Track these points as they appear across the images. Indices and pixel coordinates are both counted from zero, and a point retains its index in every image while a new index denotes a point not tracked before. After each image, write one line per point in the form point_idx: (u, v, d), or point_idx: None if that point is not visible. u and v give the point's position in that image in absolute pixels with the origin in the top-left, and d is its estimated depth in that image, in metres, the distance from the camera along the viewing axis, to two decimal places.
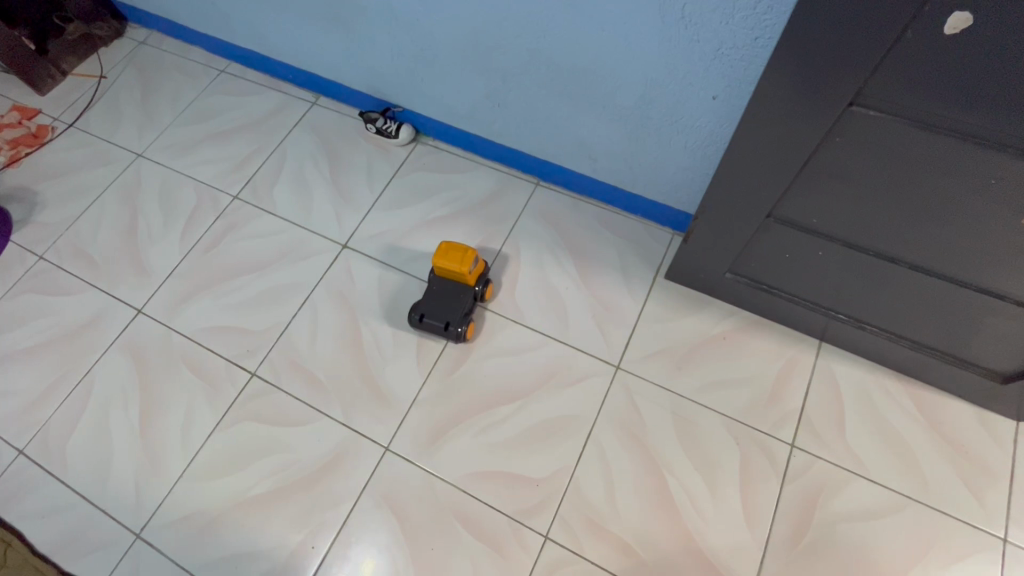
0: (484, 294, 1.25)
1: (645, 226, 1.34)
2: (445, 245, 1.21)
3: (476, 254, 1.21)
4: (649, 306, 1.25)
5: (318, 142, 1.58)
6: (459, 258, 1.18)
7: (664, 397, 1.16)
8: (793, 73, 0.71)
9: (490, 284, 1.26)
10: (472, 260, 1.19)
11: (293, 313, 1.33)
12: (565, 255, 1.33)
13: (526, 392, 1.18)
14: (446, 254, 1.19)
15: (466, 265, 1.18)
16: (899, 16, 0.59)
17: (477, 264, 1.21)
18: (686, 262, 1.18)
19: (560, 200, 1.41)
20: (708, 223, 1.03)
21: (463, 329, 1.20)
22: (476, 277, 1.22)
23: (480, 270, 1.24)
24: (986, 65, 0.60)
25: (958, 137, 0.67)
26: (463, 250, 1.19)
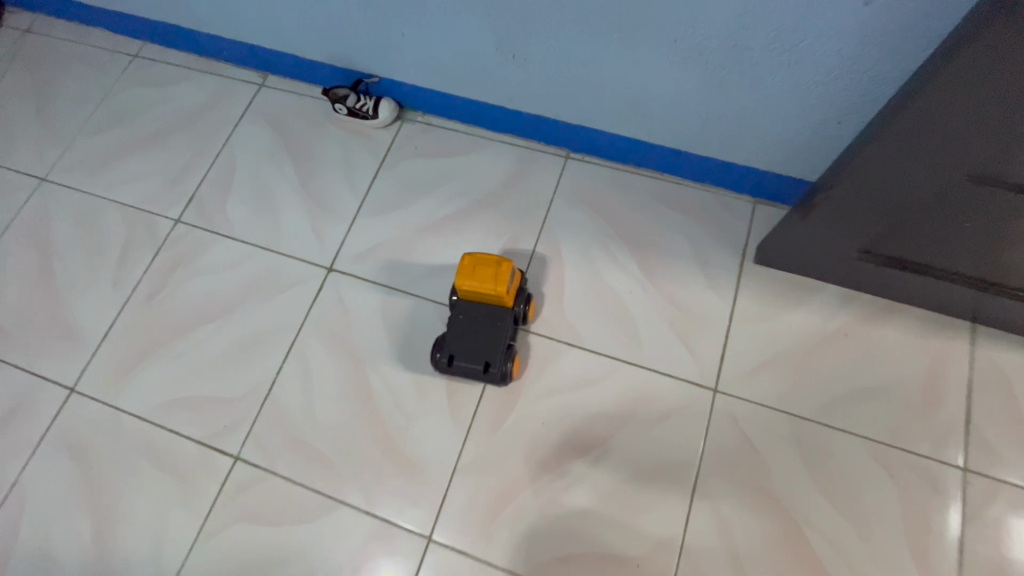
0: (526, 315, 0.95)
1: (717, 196, 1.03)
2: (469, 258, 0.89)
3: (513, 265, 0.90)
4: (741, 304, 0.96)
5: (275, 136, 1.22)
6: (491, 277, 0.87)
7: (783, 424, 0.89)
8: None
9: (532, 301, 0.96)
10: (509, 275, 0.88)
11: (277, 368, 1.01)
12: (620, 248, 1.02)
13: (602, 439, 0.90)
14: (472, 273, 0.88)
15: (503, 284, 0.87)
16: None
17: (513, 280, 0.90)
18: (803, 234, 0.88)
19: (601, 175, 1.08)
20: (853, 188, 0.73)
21: (508, 369, 0.90)
22: (514, 296, 0.92)
23: (518, 285, 0.93)
24: None
25: None
26: (495, 264, 0.88)
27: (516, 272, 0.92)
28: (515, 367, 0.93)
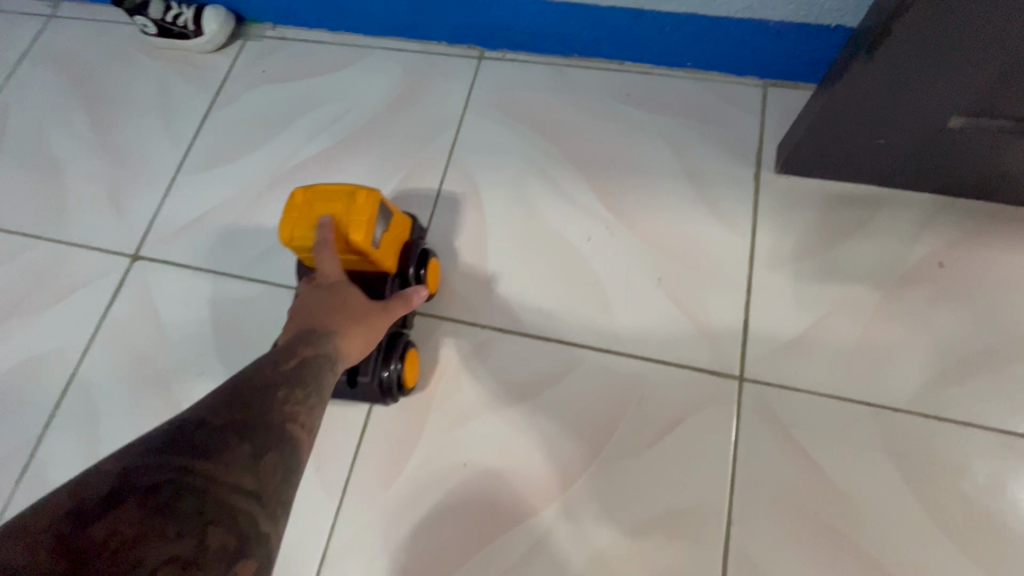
0: (421, 284, 0.58)
1: (706, 83, 0.68)
2: (303, 195, 0.53)
3: (381, 199, 0.53)
4: (764, 238, 0.61)
5: (62, 80, 0.84)
6: (339, 222, 0.50)
7: (859, 423, 0.53)
8: None
9: (430, 259, 0.59)
10: (370, 216, 0.51)
11: (48, 419, 0.65)
12: (568, 175, 0.67)
13: (565, 479, 0.55)
14: (307, 220, 0.51)
15: (360, 232, 0.50)
16: None
17: (384, 225, 0.53)
18: (873, 90, 0.49)
19: (532, 76, 0.72)
20: None
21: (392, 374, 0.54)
22: (393, 252, 0.55)
23: (399, 236, 0.56)
24: None
25: None
26: (345, 199, 0.51)
27: (393, 213, 0.55)
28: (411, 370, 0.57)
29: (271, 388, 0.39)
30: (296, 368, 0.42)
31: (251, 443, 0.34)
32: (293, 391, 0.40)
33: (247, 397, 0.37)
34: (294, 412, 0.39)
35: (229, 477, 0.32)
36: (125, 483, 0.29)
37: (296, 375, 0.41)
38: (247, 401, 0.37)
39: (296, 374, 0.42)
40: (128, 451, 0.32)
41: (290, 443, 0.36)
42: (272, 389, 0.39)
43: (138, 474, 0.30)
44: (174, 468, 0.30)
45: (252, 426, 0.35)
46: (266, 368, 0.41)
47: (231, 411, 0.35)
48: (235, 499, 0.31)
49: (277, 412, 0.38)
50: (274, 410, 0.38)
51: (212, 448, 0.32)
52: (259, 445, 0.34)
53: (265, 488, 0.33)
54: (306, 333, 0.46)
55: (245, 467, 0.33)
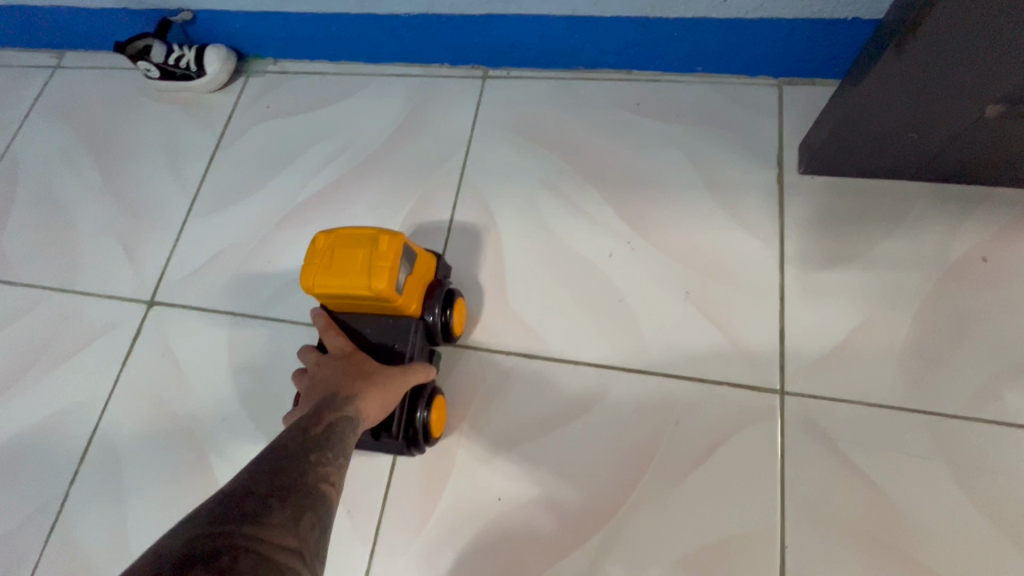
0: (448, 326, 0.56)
1: (717, 88, 0.66)
2: (324, 240, 0.52)
3: (404, 242, 0.51)
4: (794, 244, 0.58)
5: (69, 131, 0.84)
6: (361, 269, 0.49)
7: (912, 433, 0.50)
8: None
9: (456, 298, 0.57)
10: (393, 261, 0.49)
11: (73, 474, 0.64)
12: (583, 191, 0.65)
13: (606, 511, 0.53)
14: (327, 267, 0.50)
15: (383, 280, 0.49)
16: None
17: (407, 269, 0.52)
18: (903, 85, 0.47)
19: (540, 93, 0.71)
20: None
21: (418, 426, 0.52)
22: (417, 295, 0.53)
23: (424, 276, 0.55)
24: None
25: None
26: (366, 244, 0.50)
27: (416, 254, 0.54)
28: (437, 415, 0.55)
29: (302, 453, 0.39)
30: (323, 430, 0.43)
31: (292, 505, 0.34)
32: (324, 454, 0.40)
33: (281, 464, 0.37)
34: (327, 475, 0.39)
35: (277, 539, 0.31)
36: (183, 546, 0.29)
37: (322, 439, 0.42)
38: (282, 467, 0.37)
39: (325, 436, 0.42)
40: (182, 524, 0.31)
41: (326, 503, 0.37)
42: (304, 453, 0.39)
43: (193, 543, 0.29)
44: (227, 532, 0.30)
45: (291, 489, 0.36)
46: (295, 433, 0.41)
47: (270, 477, 0.36)
48: (284, 562, 0.31)
49: (311, 474, 0.38)
50: (308, 473, 0.38)
51: (259, 513, 0.32)
52: (299, 506, 0.35)
53: (308, 549, 0.33)
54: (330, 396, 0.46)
55: (290, 527, 0.33)
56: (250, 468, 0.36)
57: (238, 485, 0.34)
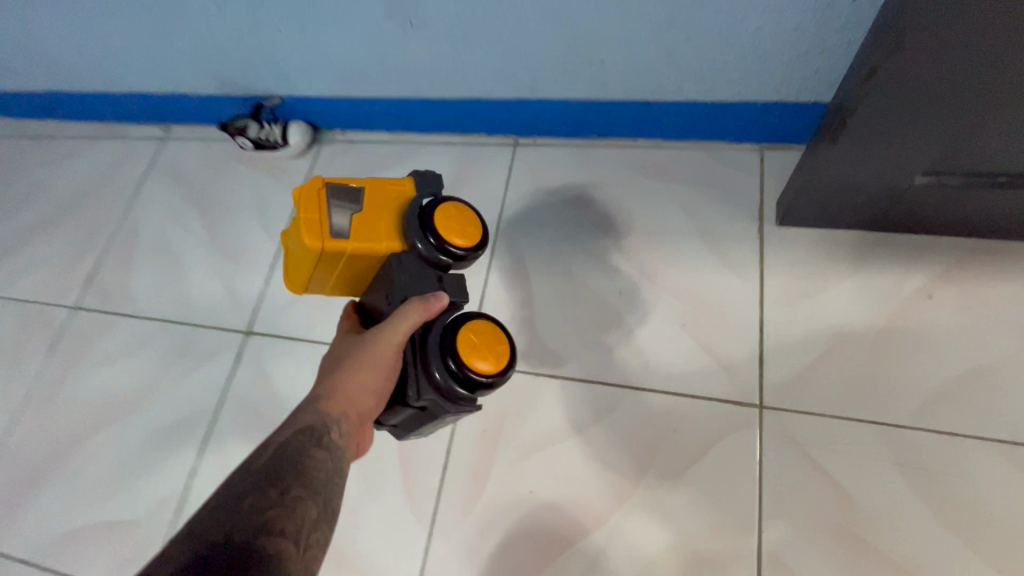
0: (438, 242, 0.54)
1: (708, 152, 0.80)
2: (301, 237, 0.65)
3: (320, 186, 0.56)
4: (771, 284, 0.71)
5: (178, 191, 1.03)
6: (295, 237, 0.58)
7: (867, 439, 0.62)
8: None
9: (429, 207, 0.55)
10: (318, 212, 0.54)
11: (192, 469, 0.81)
12: (597, 240, 0.79)
13: (616, 501, 0.65)
14: (293, 254, 0.59)
15: (312, 232, 0.54)
16: None
17: (339, 210, 0.56)
18: (842, 163, 0.62)
19: (560, 157, 0.86)
20: (907, 74, 0.51)
21: (445, 378, 0.49)
22: (366, 231, 0.56)
23: (388, 210, 0.57)
24: None
25: None
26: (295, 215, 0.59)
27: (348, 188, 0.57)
28: (480, 353, 0.50)
29: (245, 497, 0.43)
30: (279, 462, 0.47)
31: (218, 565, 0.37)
32: (272, 491, 0.44)
33: (222, 517, 0.41)
34: (272, 518, 0.41)
35: None
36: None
37: (274, 478, 0.45)
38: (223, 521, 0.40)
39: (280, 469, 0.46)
40: None
41: (265, 544, 0.39)
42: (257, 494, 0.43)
43: None
44: None
45: (231, 536, 0.39)
46: (248, 474, 0.45)
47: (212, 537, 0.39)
48: None
49: (252, 517, 0.41)
50: (250, 513, 0.41)
51: None
52: (231, 560, 0.37)
53: None
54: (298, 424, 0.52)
55: None
56: (195, 526, 0.40)
57: (173, 556, 0.38)
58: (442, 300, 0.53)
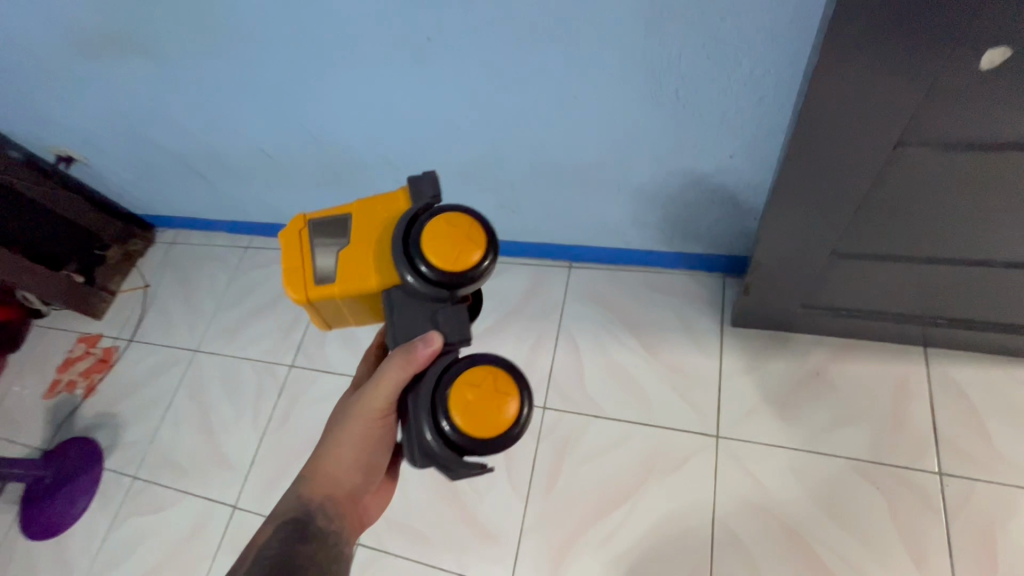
0: (421, 264, 0.58)
1: (692, 277, 1.29)
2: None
3: (302, 229, 0.68)
4: (727, 361, 1.18)
5: None
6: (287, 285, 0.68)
7: (779, 456, 1.08)
8: (825, 135, 0.68)
9: (414, 228, 0.60)
10: (301, 262, 0.67)
11: None
12: (623, 330, 1.28)
13: (633, 488, 1.12)
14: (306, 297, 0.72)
15: (297, 281, 0.66)
16: (922, 71, 0.59)
17: (325, 251, 0.67)
18: (751, 301, 1.08)
19: (598, 276, 1.35)
20: (768, 272, 0.96)
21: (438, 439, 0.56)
22: (349, 264, 0.65)
23: (364, 248, 0.65)
24: (1002, 90, 0.59)
25: (1004, 147, 0.65)
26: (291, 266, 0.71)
27: (332, 223, 0.68)
28: (474, 414, 0.56)
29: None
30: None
31: None
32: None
33: None
34: None
35: None
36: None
37: None
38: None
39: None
40: None
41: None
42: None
43: None
44: None
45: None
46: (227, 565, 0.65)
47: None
48: None
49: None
50: None
51: None
52: None
53: None
54: (290, 517, 0.68)
55: None
56: None
57: None
58: (430, 346, 0.59)
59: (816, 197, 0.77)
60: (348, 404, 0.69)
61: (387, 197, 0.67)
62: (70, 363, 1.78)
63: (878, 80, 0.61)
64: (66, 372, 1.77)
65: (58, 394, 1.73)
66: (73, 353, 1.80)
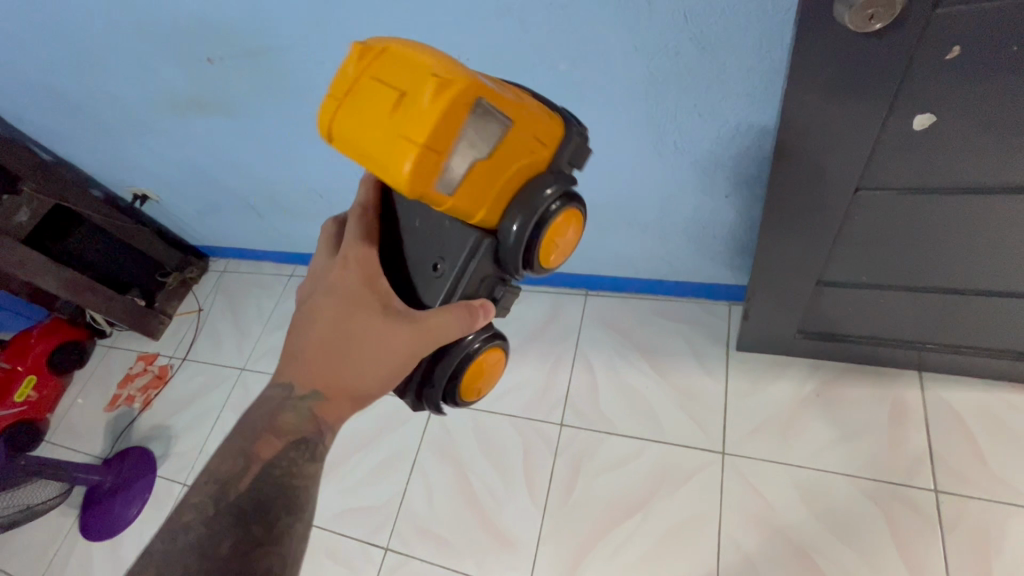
0: (535, 247, 0.59)
1: (700, 305, 1.39)
2: (366, 76, 0.53)
3: (465, 103, 0.50)
4: (732, 382, 1.27)
5: None
6: (400, 144, 0.49)
7: (781, 472, 1.15)
8: (792, 186, 0.78)
9: (557, 209, 0.58)
10: (425, 145, 0.49)
11: (406, 480, 1.38)
12: (635, 353, 1.38)
13: (645, 500, 1.20)
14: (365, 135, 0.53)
15: (412, 168, 0.50)
16: (868, 134, 0.68)
17: (467, 150, 0.52)
18: (752, 329, 1.18)
19: (612, 303, 1.47)
20: (764, 301, 1.06)
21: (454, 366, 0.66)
22: (480, 189, 0.54)
23: (497, 182, 0.56)
24: (940, 148, 0.68)
25: (953, 191, 0.73)
26: (410, 108, 0.50)
27: (494, 124, 0.52)
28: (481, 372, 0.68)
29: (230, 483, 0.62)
30: (245, 498, 0.60)
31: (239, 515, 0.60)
32: (254, 527, 0.59)
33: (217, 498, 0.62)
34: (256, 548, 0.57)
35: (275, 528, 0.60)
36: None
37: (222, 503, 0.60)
38: (179, 554, 0.56)
39: (243, 508, 0.59)
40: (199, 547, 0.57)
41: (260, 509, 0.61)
42: (209, 535, 0.57)
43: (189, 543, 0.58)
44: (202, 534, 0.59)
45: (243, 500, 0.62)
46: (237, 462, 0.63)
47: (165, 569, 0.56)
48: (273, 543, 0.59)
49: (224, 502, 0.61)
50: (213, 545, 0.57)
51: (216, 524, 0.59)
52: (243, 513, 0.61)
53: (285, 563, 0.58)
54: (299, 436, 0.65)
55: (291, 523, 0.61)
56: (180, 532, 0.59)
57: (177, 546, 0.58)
58: (488, 318, 0.63)
59: (796, 236, 0.87)
60: (389, 330, 0.63)
61: (547, 136, 0.58)
62: (130, 379, 1.96)
63: (831, 145, 0.70)
64: (126, 386, 1.94)
65: (118, 407, 1.90)
66: (133, 370, 1.98)
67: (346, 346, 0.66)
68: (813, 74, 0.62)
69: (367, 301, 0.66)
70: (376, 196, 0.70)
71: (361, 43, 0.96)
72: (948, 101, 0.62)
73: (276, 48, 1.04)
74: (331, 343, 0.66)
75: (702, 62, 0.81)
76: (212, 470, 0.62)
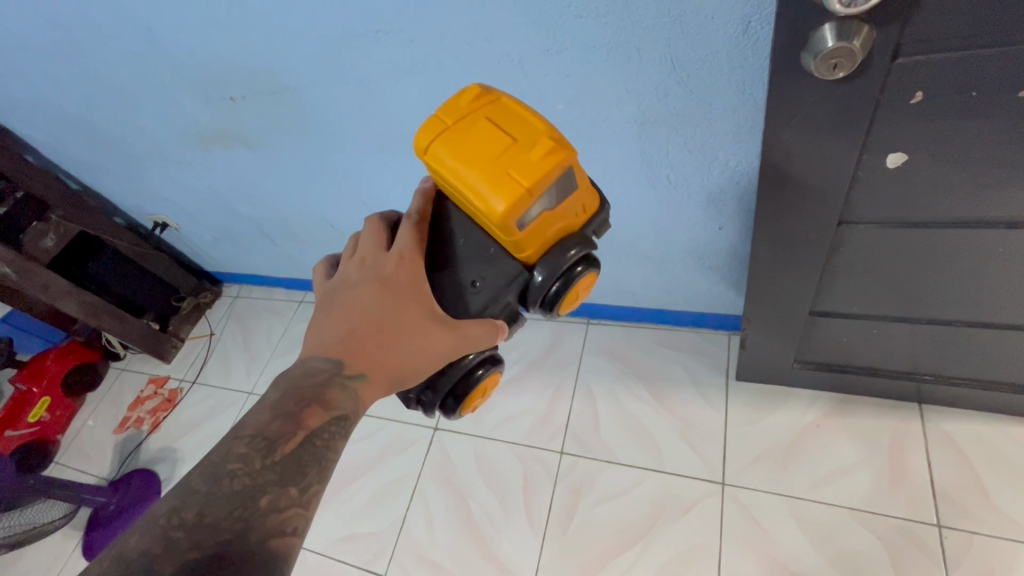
0: (557, 297, 0.66)
1: (699, 334, 1.41)
2: (485, 118, 0.62)
3: (559, 167, 0.59)
4: (731, 412, 1.27)
5: None
6: (512, 183, 0.57)
7: (782, 503, 1.14)
8: (777, 221, 0.82)
9: (581, 272, 0.65)
10: (529, 192, 0.58)
11: (407, 506, 1.38)
12: (635, 382, 1.39)
13: (644, 531, 1.19)
14: (471, 163, 0.60)
15: (512, 204, 0.57)
16: (846, 171, 0.71)
17: (543, 200, 0.60)
18: (750, 358, 1.19)
19: (613, 332, 1.49)
20: (759, 331, 1.08)
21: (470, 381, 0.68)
22: (537, 232, 0.62)
23: (550, 232, 0.63)
24: (916, 184, 0.71)
25: (933, 225, 0.77)
26: (522, 157, 0.58)
27: (569, 187, 0.62)
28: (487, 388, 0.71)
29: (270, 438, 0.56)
30: (290, 460, 0.56)
31: (271, 476, 0.54)
32: (294, 490, 0.55)
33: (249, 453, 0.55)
34: (286, 519, 0.53)
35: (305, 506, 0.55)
36: (178, 570, 0.46)
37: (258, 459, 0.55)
38: (219, 500, 0.51)
39: (287, 470, 0.55)
40: (214, 505, 0.50)
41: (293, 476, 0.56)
42: (250, 486, 0.53)
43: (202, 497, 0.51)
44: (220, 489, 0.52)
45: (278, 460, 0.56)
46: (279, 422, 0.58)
47: (203, 513, 0.50)
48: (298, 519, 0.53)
49: (258, 457, 0.55)
50: (234, 504, 0.51)
51: (243, 481, 0.53)
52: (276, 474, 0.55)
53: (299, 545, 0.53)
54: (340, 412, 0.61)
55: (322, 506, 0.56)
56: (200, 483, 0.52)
57: (192, 496, 0.51)
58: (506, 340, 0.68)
59: (786, 269, 0.90)
60: (440, 335, 0.64)
61: (591, 207, 0.66)
62: (140, 402, 2.00)
63: (813, 180, 0.74)
64: (136, 409, 1.98)
65: (127, 429, 1.93)
66: (143, 393, 2.02)
67: (395, 336, 0.64)
68: (789, 114, 0.66)
69: (414, 299, 0.66)
70: (427, 207, 0.72)
71: (373, 83, 1.03)
72: (919, 141, 0.66)
73: (294, 88, 1.11)
74: (376, 333, 0.64)
75: (691, 102, 0.86)
76: (256, 423, 0.58)
